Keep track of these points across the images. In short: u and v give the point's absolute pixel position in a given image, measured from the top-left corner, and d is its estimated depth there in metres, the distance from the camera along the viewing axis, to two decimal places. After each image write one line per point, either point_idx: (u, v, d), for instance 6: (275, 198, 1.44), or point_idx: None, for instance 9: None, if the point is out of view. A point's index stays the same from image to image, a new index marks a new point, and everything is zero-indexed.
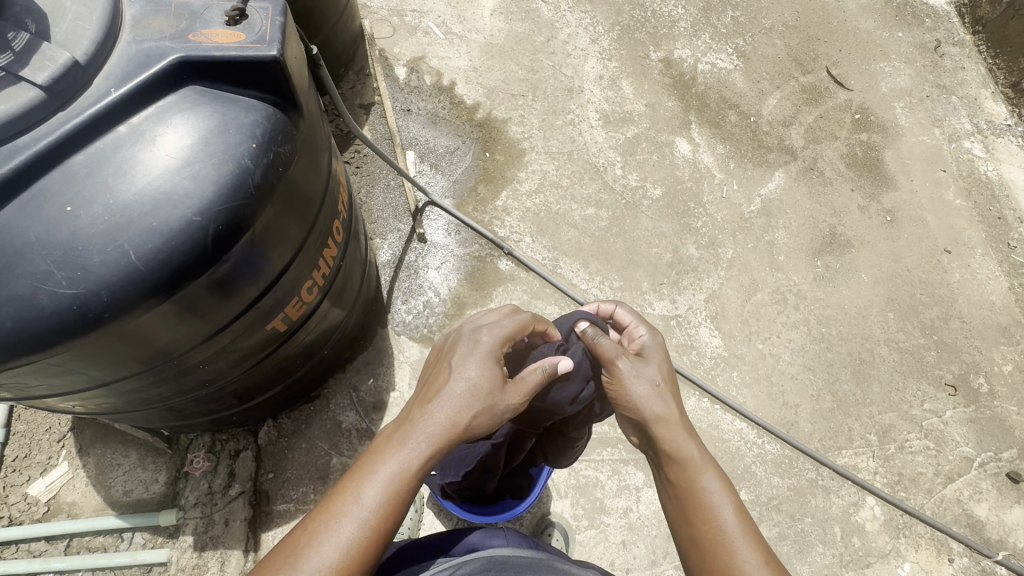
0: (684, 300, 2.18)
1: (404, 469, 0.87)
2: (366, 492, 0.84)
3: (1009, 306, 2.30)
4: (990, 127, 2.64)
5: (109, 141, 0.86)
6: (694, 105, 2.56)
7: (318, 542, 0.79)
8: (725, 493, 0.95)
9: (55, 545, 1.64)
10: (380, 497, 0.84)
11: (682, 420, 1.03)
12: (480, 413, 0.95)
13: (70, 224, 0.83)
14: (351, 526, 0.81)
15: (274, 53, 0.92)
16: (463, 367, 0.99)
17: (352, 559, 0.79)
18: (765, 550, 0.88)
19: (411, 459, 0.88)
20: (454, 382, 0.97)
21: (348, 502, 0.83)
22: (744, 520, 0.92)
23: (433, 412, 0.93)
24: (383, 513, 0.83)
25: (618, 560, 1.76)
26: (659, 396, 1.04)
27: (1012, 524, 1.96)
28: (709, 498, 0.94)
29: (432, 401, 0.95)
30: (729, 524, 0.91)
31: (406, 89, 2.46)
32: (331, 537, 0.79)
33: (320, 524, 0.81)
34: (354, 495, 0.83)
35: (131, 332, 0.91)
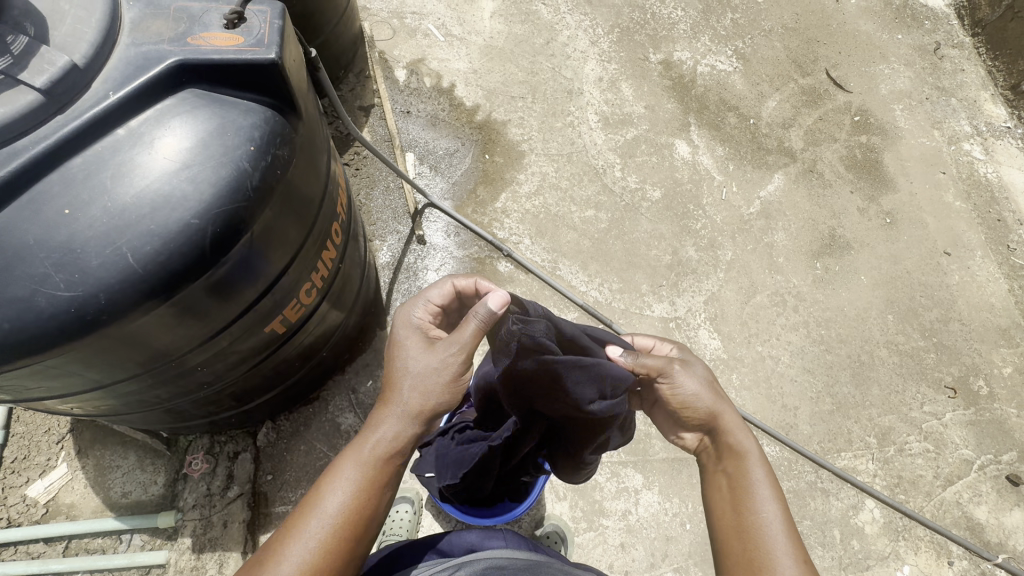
0: (683, 302, 2.18)
1: (366, 465, 0.94)
2: (333, 492, 0.92)
3: (1009, 309, 2.30)
4: (990, 129, 2.64)
5: (108, 143, 0.86)
6: (693, 107, 2.56)
7: (293, 541, 0.87)
8: (771, 493, 1.01)
9: (53, 547, 1.64)
10: (345, 496, 0.91)
11: (739, 417, 1.10)
12: (424, 392, 0.98)
13: (69, 226, 0.83)
14: (318, 523, 0.89)
15: (273, 56, 0.92)
16: (401, 350, 1.04)
17: (324, 553, 0.88)
18: (801, 550, 0.94)
19: (372, 454, 0.95)
20: (397, 369, 1.02)
21: (316, 503, 0.91)
22: (786, 520, 0.98)
23: (387, 405, 0.99)
24: (350, 510, 0.91)
25: (617, 563, 1.76)
26: (718, 397, 1.11)
27: (1012, 527, 1.95)
28: (756, 494, 1.00)
29: (385, 395, 1.01)
30: (772, 521, 0.97)
31: (405, 91, 2.46)
32: (302, 536, 0.88)
33: (294, 525, 0.89)
34: (322, 497, 0.91)
35: (129, 334, 0.91)
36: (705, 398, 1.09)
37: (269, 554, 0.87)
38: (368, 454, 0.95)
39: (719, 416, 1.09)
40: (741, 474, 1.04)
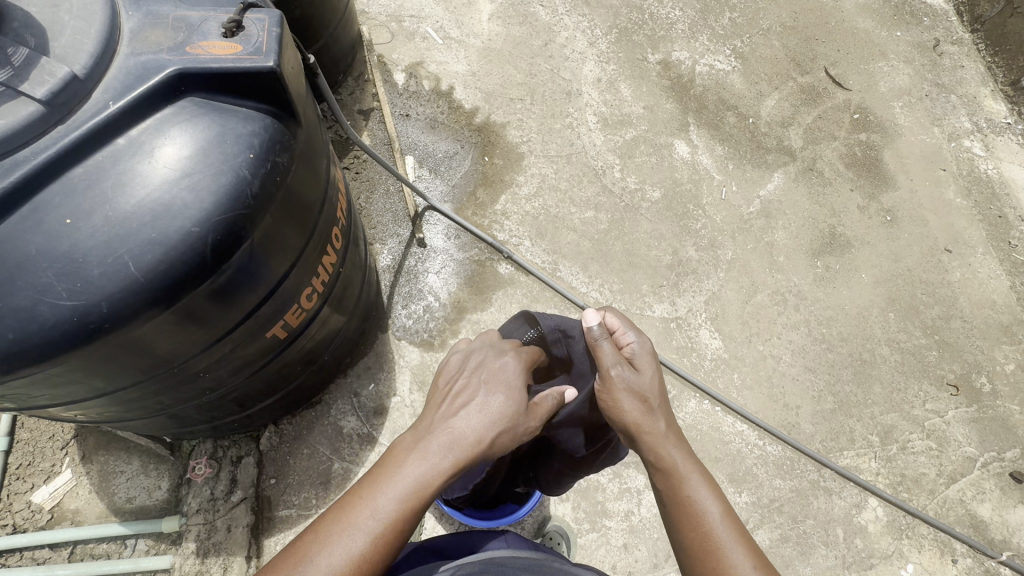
0: (684, 302, 2.18)
1: (422, 483, 0.88)
2: (382, 504, 0.85)
3: (1011, 305, 2.29)
4: (990, 125, 2.64)
5: (109, 153, 0.87)
6: (692, 106, 2.56)
7: (330, 549, 0.80)
8: (705, 485, 0.99)
9: (59, 552, 1.64)
10: (394, 511, 0.84)
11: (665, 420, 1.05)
12: (505, 436, 0.97)
13: (70, 236, 0.83)
14: (362, 534, 0.82)
15: (271, 64, 0.93)
16: (492, 390, 1.00)
17: (362, 570, 0.80)
18: (751, 542, 0.93)
19: (431, 475, 0.89)
20: (480, 401, 0.98)
21: (359, 512, 0.83)
22: (727, 512, 0.95)
23: (458, 431, 0.94)
24: (397, 526, 0.84)
25: (620, 563, 1.76)
26: (646, 410, 1.05)
27: (1016, 524, 1.95)
28: (696, 489, 0.98)
29: (457, 418, 0.96)
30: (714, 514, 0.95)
31: (405, 94, 2.47)
32: (341, 545, 0.80)
33: (333, 532, 0.81)
34: (364, 505, 0.84)
35: (133, 341, 0.92)
36: (624, 415, 1.05)
37: (298, 560, 0.79)
38: (426, 474, 0.89)
39: (641, 433, 1.03)
40: (678, 493, 0.98)
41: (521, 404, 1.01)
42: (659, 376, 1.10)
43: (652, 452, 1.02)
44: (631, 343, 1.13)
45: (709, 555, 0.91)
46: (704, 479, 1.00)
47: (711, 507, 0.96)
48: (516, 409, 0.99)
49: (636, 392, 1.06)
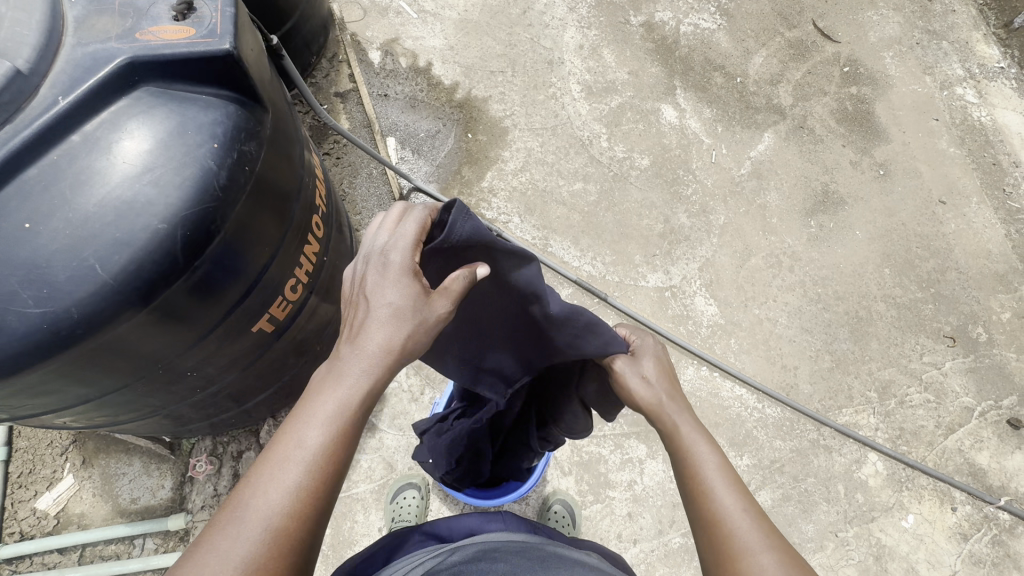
0: (678, 270, 2.16)
1: (338, 414, 0.82)
2: (308, 437, 0.80)
3: (1006, 253, 2.27)
4: (983, 71, 2.57)
5: (63, 151, 0.83)
6: (678, 68, 2.49)
7: (264, 487, 0.76)
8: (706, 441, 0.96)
9: (67, 556, 1.65)
10: (325, 442, 0.80)
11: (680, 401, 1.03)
12: (411, 333, 0.86)
13: (31, 242, 0.80)
14: (283, 479, 0.77)
15: (227, 47, 0.88)
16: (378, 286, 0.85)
17: (303, 499, 0.77)
18: (746, 489, 0.89)
19: (347, 397, 0.84)
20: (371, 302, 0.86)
21: (284, 451, 0.79)
22: (725, 465, 0.93)
23: (358, 345, 0.85)
24: (321, 465, 0.79)
25: (626, 532, 1.78)
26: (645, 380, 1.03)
27: (1014, 470, 1.97)
28: (693, 441, 0.96)
29: (358, 331, 0.86)
30: (707, 461, 0.93)
31: (381, 73, 2.39)
32: (275, 484, 0.76)
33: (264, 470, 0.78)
34: (292, 440, 0.79)
35: (110, 345, 0.90)
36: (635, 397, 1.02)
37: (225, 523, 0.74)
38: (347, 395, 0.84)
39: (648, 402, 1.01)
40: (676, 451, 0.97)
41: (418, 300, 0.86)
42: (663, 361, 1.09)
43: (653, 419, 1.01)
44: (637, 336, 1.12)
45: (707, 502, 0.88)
46: (704, 437, 0.97)
47: (707, 457, 0.94)
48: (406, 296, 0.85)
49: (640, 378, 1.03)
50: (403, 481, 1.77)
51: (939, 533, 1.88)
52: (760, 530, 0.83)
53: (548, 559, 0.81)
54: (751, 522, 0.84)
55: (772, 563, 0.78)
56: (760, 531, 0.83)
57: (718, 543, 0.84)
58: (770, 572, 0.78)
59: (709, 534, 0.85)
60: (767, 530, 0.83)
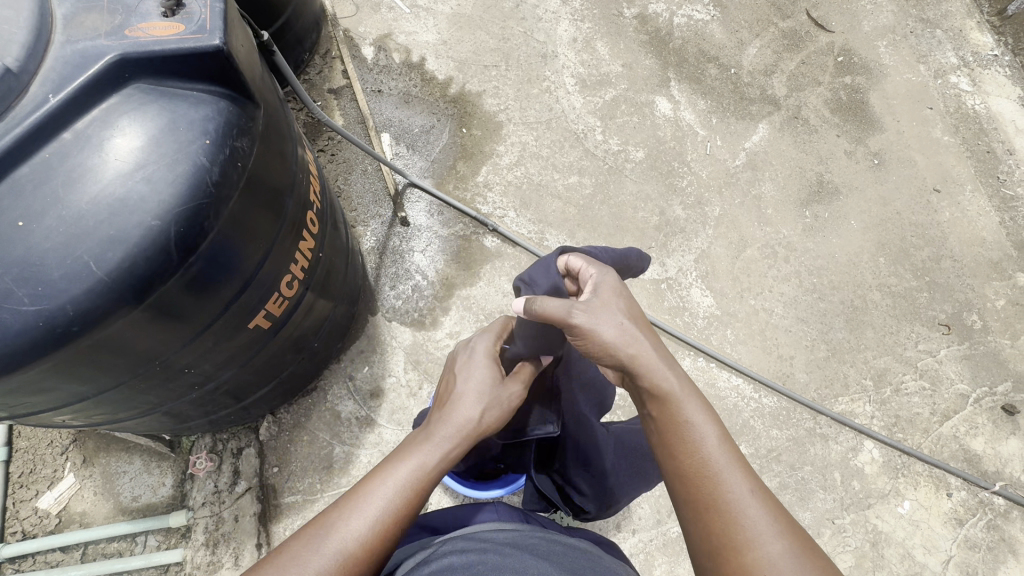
0: (673, 262, 2.16)
1: (423, 470, 0.92)
2: (394, 477, 0.89)
3: (1000, 241, 2.28)
4: (977, 59, 2.57)
5: (56, 149, 0.83)
6: (672, 60, 2.49)
7: (348, 514, 0.83)
8: (705, 413, 0.92)
9: (70, 554, 1.66)
10: (406, 485, 0.89)
11: (659, 353, 0.97)
12: (491, 410, 1.04)
13: (24, 240, 0.80)
14: (364, 523, 0.83)
15: (217, 42, 0.88)
16: (475, 372, 1.08)
17: (377, 533, 0.83)
18: (750, 469, 0.87)
19: (434, 456, 0.95)
20: (466, 385, 1.06)
21: (372, 483, 0.88)
22: (727, 444, 0.89)
23: (450, 416, 1.01)
24: (400, 516, 0.86)
25: (624, 522, 1.80)
26: (628, 332, 0.97)
27: (1009, 455, 1.99)
28: (691, 412, 0.92)
29: (450, 408, 1.03)
30: (708, 436, 0.89)
31: (375, 69, 2.38)
32: (357, 514, 0.84)
33: (351, 499, 0.86)
34: (381, 477, 0.89)
35: (106, 342, 0.90)
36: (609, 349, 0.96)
37: (306, 548, 0.79)
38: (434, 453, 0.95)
39: (635, 358, 0.95)
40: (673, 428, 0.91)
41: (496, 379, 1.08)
42: (631, 306, 1.02)
43: (645, 378, 0.94)
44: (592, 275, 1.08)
45: (708, 482, 0.85)
46: (703, 406, 0.93)
47: (707, 432, 0.90)
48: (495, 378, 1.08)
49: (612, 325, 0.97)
50: None
51: (935, 519, 1.89)
52: (767, 512, 0.82)
53: (539, 545, 0.83)
54: (758, 502, 0.83)
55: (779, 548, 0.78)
56: (764, 510, 0.82)
57: (723, 529, 0.82)
58: (777, 557, 0.77)
59: (708, 513, 0.84)
60: (772, 511, 0.82)
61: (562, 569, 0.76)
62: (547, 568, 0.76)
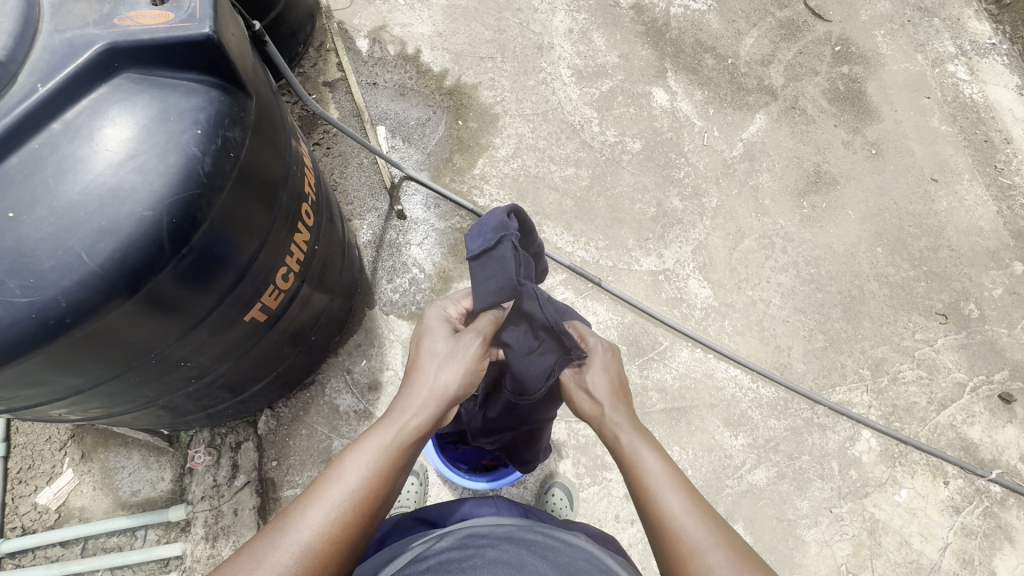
0: (671, 253, 2.16)
1: (384, 448, 0.92)
2: (353, 463, 0.89)
3: (998, 230, 2.28)
4: (975, 47, 2.56)
5: (45, 140, 0.82)
6: (669, 51, 2.48)
7: (308, 506, 0.83)
8: (651, 450, 1.01)
9: (70, 549, 1.67)
10: (365, 468, 0.88)
11: (617, 406, 1.11)
12: (447, 370, 1.03)
13: (15, 231, 0.79)
14: (322, 510, 0.83)
15: (207, 30, 0.87)
16: (429, 338, 1.09)
17: (341, 520, 0.83)
18: (693, 492, 0.94)
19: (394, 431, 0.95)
20: (423, 355, 1.07)
21: (332, 472, 0.87)
22: (671, 474, 0.96)
23: (411, 388, 1.02)
24: (361, 500, 0.85)
25: (623, 513, 1.80)
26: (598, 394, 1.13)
27: (1005, 443, 1.99)
28: (638, 447, 1.02)
29: (410, 383, 1.04)
30: (651, 466, 0.98)
31: (370, 61, 2.37)
32: (317, 503, 0.83)
33: (311, 490, 0.85)
34: (341, 463, 0.89)
35: (100, 334, 0.90)
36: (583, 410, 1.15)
37: (265, 541, 0.79)
38: (394, 428, 0.96)
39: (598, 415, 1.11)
40: (632, 474, 0.99)
41: (447, 338, 1.08)
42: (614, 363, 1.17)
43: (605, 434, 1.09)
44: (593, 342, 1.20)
45: (653, 508, 0.93)
46: (649, 445, 1.03)
47: (651, 465, 0.98)
48: (447, 335, 1.10)
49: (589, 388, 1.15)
50: None
51: (932, 507, 1.90)
52: (705, 527, 0.87)
53: (535, 541, 0.83)
54: (696, 520, 0.89)
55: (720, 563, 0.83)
56: (701, 524, 0.88)
57: (676, 563, 0.86)
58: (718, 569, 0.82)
59: (658, 539, 0.90)
60: (711, 528, 0.87)
61: (559, 566, 0.76)
62: (543, 565, 0.75)
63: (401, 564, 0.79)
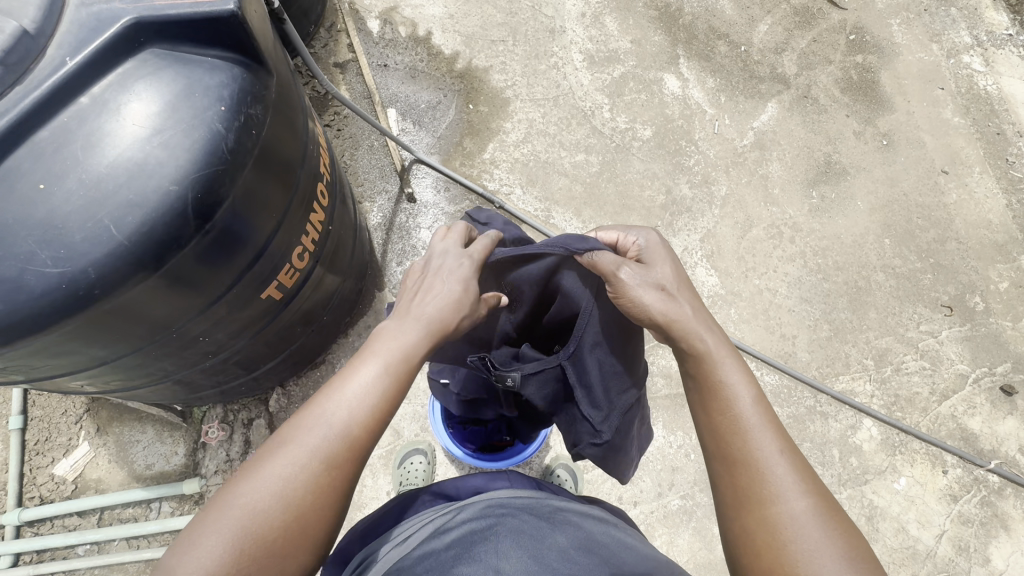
0: (679, 241, 2.17)
1: (399, 360, 0.91)
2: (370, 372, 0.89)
3: (1006, 224, 2.28)
4: (991, 38, 2.54)
5: (73, 113, 0.84)
6: (682, 37, 2.46)
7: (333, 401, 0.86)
8: (740, 374, 0.92)
9: (87, 518, 1.71)
10: (382, 378, 0.89)
11: (696, 314, 0.98)
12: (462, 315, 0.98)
13: (45, 202, 0.81)
14: (346, 406, 0.86)
15: (230, 6, 0.86)
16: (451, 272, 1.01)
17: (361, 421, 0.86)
18: (781, 430, 0.88)
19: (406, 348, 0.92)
20: (437, 283, 0.99)
21: (352, 371, 0.89)
22: (762, 408, 0.89)
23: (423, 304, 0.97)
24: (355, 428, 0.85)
25: (626, 494, 1.84)
26: (669, 298, 0.98)
27: (1005, 434, 2.02)
28: (727, 368, 0.92)
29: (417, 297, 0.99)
30: (742, 394, 0.89)
31: (381, 43, 2.36)
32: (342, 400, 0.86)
33: (335, 385, 0.87)
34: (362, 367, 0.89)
35: (126, 307, 0.92)
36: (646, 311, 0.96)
37: (299, 427, 0.84)
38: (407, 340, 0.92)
39: (674, 319, 0.96)
40: (717, 394, 0.90)
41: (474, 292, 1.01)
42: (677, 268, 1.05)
43: (683, 340, 0.95)
44: (637, 244, 1.10)
45: (738, 438, 0.86)
46: (738, 366, 0.93)
47: (741, 392, 0.90)
48: (471, 290, 1.00)
49: (652, 284, 0.99)
50: (409, 447, 1.82)
51: (930, 495, 1.93)
52: (794, 473, 0.83)
53: (554, 515, 0.85)
54: (786, 465, 0.83)
55: (803, 508, 0.80)
56: (788, 465, 0.83)
57: (750, 500, 0.83)
58: (800, 514, 0.79)
59: (733, 469, 0.85)
60: (798, 472, 0.83)
61: (580, 543, 0.78)
62: (564, 541, 0.78)
63: (421, 536, 0.81)
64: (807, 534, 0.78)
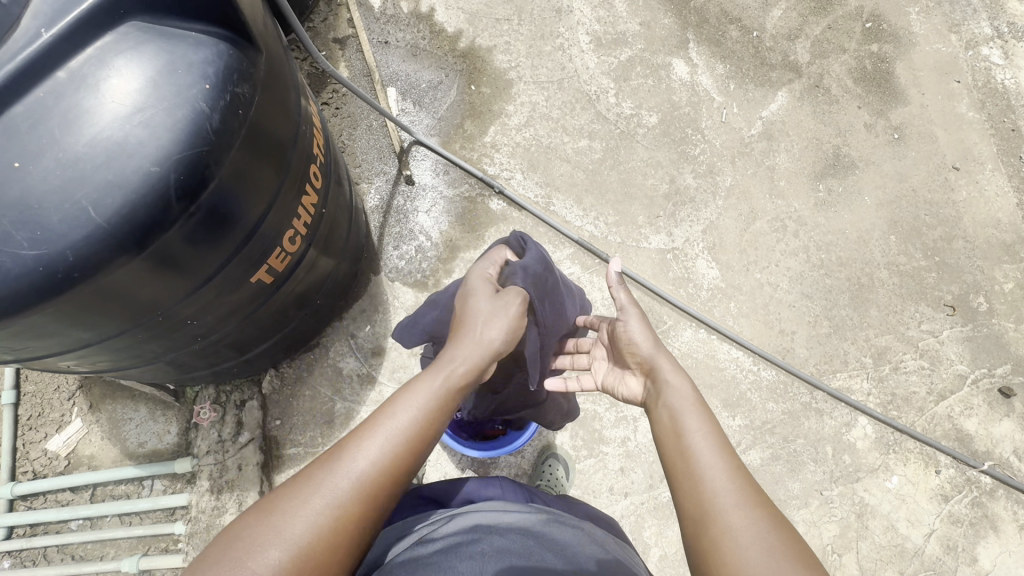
0: (681, 232, 2.13)
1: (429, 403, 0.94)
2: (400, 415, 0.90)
3: (1015, 223, 2.24)
4: (1012, 30, 2.45)
5: (50, 88, 0.80)
6: (693, 20, 2.38)
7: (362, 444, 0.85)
8: (702, 415, 0.99)
9: (80, 494, 1.72)
10: (409, 424, 0.89)
11: (676, 365, 1.12)
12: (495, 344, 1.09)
13: (21, 181, 0.78)
14: (375, 445, 0.85)
15: None
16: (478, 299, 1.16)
17: (386, 467, 0.84)
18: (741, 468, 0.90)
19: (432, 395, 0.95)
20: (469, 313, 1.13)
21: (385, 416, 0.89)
22: (722, 445, 0.94)
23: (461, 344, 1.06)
24: (383, 472, 0.84)
25: (617, 485, 1.84)
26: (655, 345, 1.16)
27: (1000, 436, 2.01)
28: (689, 408, 1.01)
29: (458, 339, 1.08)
30: (700, 429, 0.96)
31: (382, 19, 2.29)
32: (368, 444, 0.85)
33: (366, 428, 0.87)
34: (394, 411, 0.90)
35: (108, 290, 0.90)
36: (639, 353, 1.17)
37: (323, 469, 0.81)
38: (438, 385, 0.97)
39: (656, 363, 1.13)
40: (677, 427, 0.98)
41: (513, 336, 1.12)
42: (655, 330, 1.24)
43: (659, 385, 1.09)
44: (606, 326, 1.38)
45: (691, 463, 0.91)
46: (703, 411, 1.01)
47: (699, 427, 0.96)
48: (508, 331, 1.11)
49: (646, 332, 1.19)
50: None
51: (921, 494, 1.93)
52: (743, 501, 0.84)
53: (542, 530, 0.84)
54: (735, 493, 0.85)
55: (741, 524, 0.81)
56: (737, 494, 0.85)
57: (701, 521, 0.84)
58: (745, 540, 0.79)
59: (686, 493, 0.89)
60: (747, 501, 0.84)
61: (564, 558, 0.77)
62: (551, 556, 0.77)
63: (408, 545, 0.82)
64: (749, 558, 0.77)
